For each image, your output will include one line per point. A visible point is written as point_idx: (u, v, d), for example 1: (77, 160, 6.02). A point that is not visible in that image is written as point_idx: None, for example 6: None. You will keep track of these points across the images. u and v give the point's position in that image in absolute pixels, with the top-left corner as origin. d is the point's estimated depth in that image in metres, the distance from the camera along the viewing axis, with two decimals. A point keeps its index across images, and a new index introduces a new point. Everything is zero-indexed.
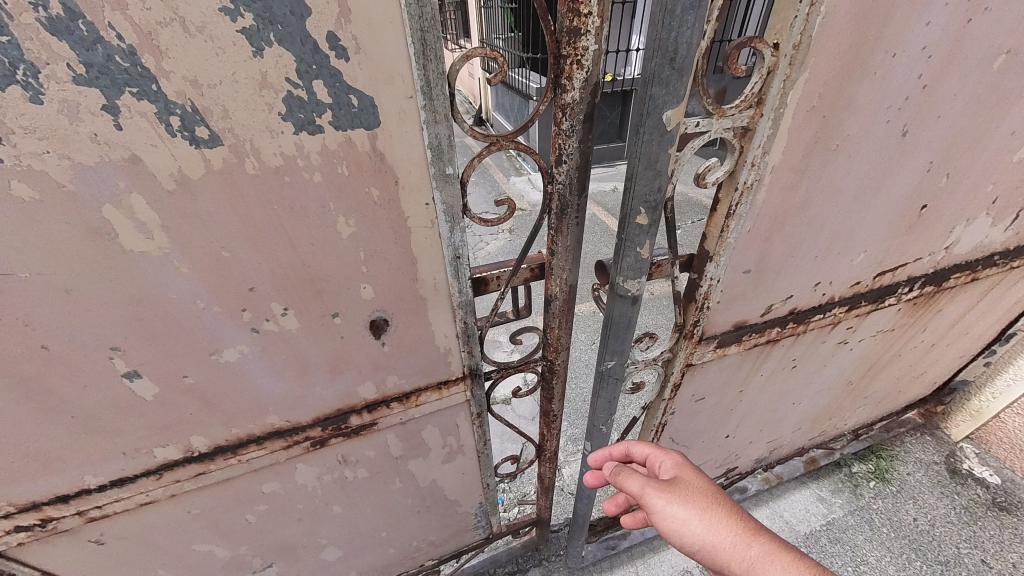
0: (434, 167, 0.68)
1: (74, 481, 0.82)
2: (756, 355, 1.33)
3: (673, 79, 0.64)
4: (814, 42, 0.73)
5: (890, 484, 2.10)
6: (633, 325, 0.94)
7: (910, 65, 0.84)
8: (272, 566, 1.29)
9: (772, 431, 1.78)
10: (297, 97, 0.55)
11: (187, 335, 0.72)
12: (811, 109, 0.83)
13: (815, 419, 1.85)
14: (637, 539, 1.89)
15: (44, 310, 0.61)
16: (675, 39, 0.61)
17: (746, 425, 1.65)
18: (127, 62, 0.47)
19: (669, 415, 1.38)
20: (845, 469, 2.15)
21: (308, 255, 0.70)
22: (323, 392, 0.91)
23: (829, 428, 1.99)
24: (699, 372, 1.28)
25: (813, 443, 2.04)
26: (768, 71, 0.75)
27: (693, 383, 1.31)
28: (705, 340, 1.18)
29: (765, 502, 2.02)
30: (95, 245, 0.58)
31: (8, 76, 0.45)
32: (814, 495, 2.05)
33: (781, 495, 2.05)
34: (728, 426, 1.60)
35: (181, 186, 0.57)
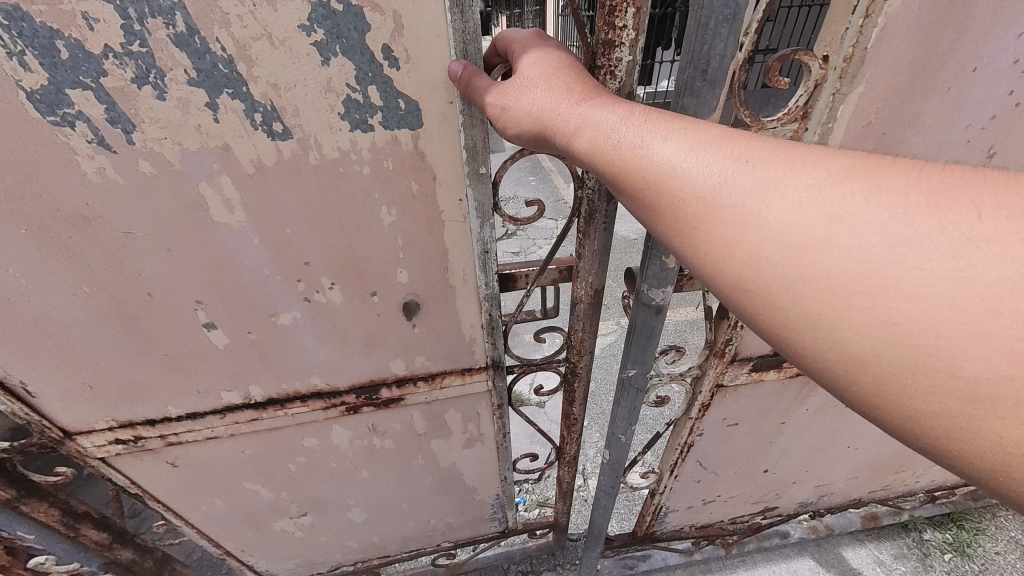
0: (468, 166, 0.74)
1: (160, 409, 0.99)
2: (799, 385, 1.23)
3: (704, 92, 0.61)
4: (870, 55, 0.68)
5: (971, 560, 1.81)
6: (655, 334, 0.91)
7: (993, 82, 0.74)
8: (306, 515, 1.44)
9: (821, 475, 1.61)
10: (354, 100, 0.64)
11: (253, 298, 0.85)
12: (867, 126, 0.77)
13: (877, 470, 1.64)
14: (658, 565, 1.80)
15: (151, 264, 0.76)
16: (708, 52, 0.57)
17: (788, 463, 1.52)
18: (227, 69, 0.59)
19: (696, 436, 1.32)
20: (914, 533, 1.88)
21: (355, 239, 0.79)
22: (358, 363, 1.01)
23: (895, 484, 1.75)
24: (730, 396, 1.22)
25: (873, 498, 1.81)
26: (814, 84, 0.72)
27: (723, 406, 1.25)
28: (738, 360, 1.12)
29: (810, 553, 1.84)
30: (192, 216, 0.72)
31: (144, 79, 0.57)
32: (870, 557, 1.83)
33: (830, 550, 1.85)
34: (767, 460, 1.49)
35: (258, 171, 0.68)
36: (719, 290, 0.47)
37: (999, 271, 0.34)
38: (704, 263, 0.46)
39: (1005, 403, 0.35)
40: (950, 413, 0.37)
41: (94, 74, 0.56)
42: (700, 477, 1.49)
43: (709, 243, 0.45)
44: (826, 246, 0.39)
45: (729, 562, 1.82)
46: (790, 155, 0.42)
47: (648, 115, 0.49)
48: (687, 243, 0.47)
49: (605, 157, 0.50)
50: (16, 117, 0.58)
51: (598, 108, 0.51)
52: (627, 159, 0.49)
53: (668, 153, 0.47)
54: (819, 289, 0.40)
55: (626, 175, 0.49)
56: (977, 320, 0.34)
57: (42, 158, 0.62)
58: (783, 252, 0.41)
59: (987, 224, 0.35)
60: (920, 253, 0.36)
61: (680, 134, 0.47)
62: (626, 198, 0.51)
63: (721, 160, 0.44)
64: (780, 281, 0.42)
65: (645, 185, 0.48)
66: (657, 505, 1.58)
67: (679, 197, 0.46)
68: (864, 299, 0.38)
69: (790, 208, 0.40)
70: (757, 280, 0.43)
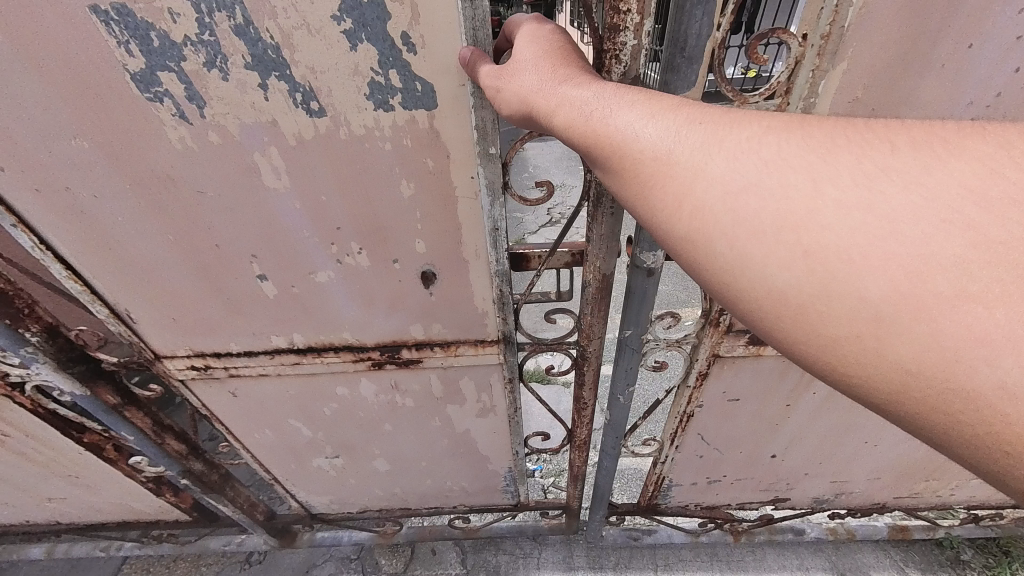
0: (479, 146, 0.79)
1: (224, 343, 1.19)
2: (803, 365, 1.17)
3: (684, 67, 0.66)
4: (849, 32, 0.69)
5: None
6: (650, 298, 0.93)
7: (996, 63, 0.72)
8: (338, 458, 1.63)
9: (840, 473, 1.54)
10: (378, 82, 0.72)
11: (296, 255, 0.98)
12: (854, 102, 0.78)
13: (903, 476, 1.54)
14: (662, 540, 1.94)
15: (218, 219, 0.92)
16: (685, 31, 0.63)
17: (800, 451, 1.46)
18: (274, 55, 0.69)
19: (695, 407, 1.29)
20: (949, 551, 1.93)
21: (379, 208, 0.89)
22: (382, 323, 1.12)
23: (924, 493, 1.64)
24: (728, 368, 1.18)
25: (899, 504, 1.71)
26: (795, 61, 0.73)
27: (722, 379, 1.21)
28: (734, 331, 1.08)
29: (829, 555, 1.92)
30: (248, 181, 0.85)
31: (212, 63, 0.70)
32: (896, 567, 1.90)
33: (852, 554, 1.93)
34: (774, 446, 1.44)
35: (299, 144, 0.80)
36: (672, 245, 0.52)
37: (899, 198, 0.40)
38: (659, 219, 0.52)
39: (902, 320, 0.41)
40: (857, 335, 0.43)
41: (177, 59, 0.70)
42: (703, 452, 1.47)
43: (662, 199, 0.50)
44: (757, 189, 0.45)
45: (739, 550, 1.95)
46: (731, 117, 0.48)
47: (619, 89, 0.55)
48: (645, 201, 0.52)
49: (579, 130, 0.56)
50: (125, 94, 0.74)
51: (575, 87, 0.56)
52: (597, 129, 0.54)
53: (630, 120, 0.52)
54: (751, 228, 0.45)
55: (597, 144, 0.54)
56: (879, 244, 0.40)
57: (141, 126, 0.78)
58: (723, 198, 0.47)
59: (892, 157, 0.42)
60: (834, 187, 0.42)
61: (642, 103, 0.53)
62: (597, 165, 0.56)
63: (674, 123, 0.50)
64: (720, 228, 0.47)
65: (610, 151, 0.53)
66: (658, 476, 1.57)
67: (638, 159, 0.51)
68: (787, 233, 0.44)
69: (730, 159, 0.46)
70: (701, 228, 0.48)
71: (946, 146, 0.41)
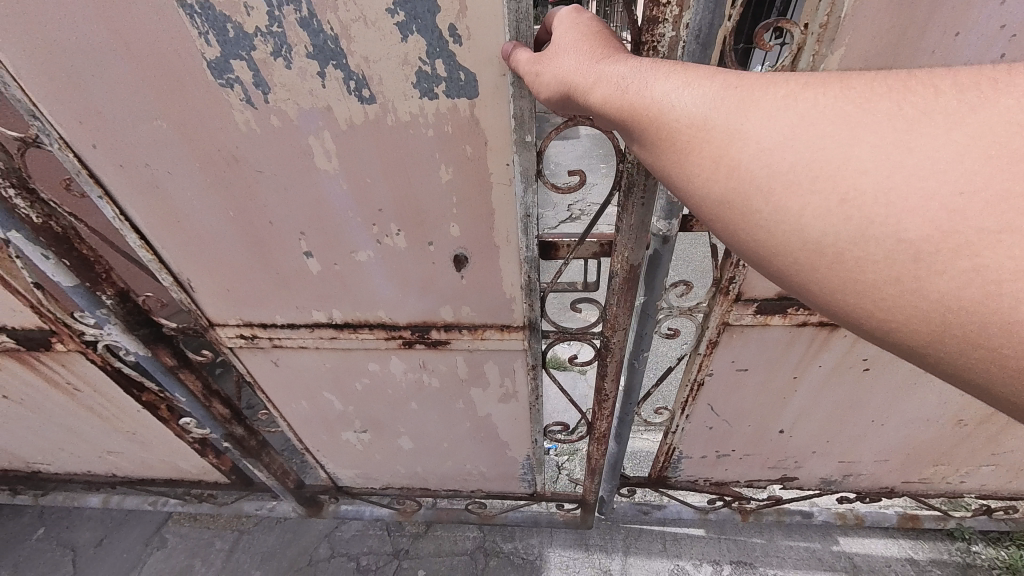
0: (516, 134, 0.82)
1: (270, 315, 1.29)
2: (810, 337, 1.21)
3: (696, 53, 0.70)
4: (846, 23, 0.72)
5: None
6: (665, 264, 1.02)
7: (982, 47, 0.73)
8: (366, 432, 1.72)
9: (848, 452, 1.59)
10: (425, 71, 0.77)
11: (340, 234, 1.05)
12: None
13: (910, 460, 1.58)
14: (671, 514, 2.03)
15: (273, 197, 1.00)
16: (699, 23, 0.67)
17: (807, 427, 1.50)
18: (333, 44, 0.75)
19: (706, 375, 1.34)
20: (960, 542, 2.03)
21: (419, 192, 0.94)
22: (414, 303, 1.18)
23: (935, 480, 1.67)
24: (738, 338, 1.23)
25: (908, 490, 1.73)
26: (796, 49, 0.76)
27: (731, 348, 1.26)
28: (743, 300, 1.13)
29: (835, 538, 2.08)
30: (302, 162, 0.92)
31: (278, 52, 0.77)
32: (903, 554, 2.02)
33: (859, 538, 2.08)
34: (782, 420, 1.49)
35: (350, 128, 0.86)
36: (709, 207, 0.55)
37: (939, 139, 0.42)
38: (697, 184, 0.54)
39: (941, 256, 0.42)
40: (896, 277, 0.44)
41: (248, 48, 0.77)
42: (713, 423, 1.52)
43: (699, 163, 0.53)
44: (793, 143, 0.47)
45: (748, 532, 2.13)
46: (763, 80, 0.50)
47: (653, 64, 0.58)
48: (682, 168, 0.55)
49: (614, 103, 0.58)
50: (202, 80, 0.82)
51: (612, 64, 0.59)
52: (633, 100, 0.56)
53: (667, 90, 0.55)
54: (788, 181, 0.48)
55: (633, 116, 0.57)
56: (920, 184, 0.42)
57: (213, 109, 0.86)
58: (759, 156, 0.49)
59: (932, 99, 0.43)
60: (873, 133, 0.44)
61: (677, 74, 0.56)
62: (634, 138, 0.59)
63: (706, 91, 0.53)
64: (755, 188, 0.50)
65: (647, 122, 0.56)
66: (669, 447, 1.63)
67: (674, 128, 0.54)
68: (825, 182, 0.46)
69: (766, 118, 0.49)
70: (739, 186, 0.51)
71: (979, 107, 0.41)
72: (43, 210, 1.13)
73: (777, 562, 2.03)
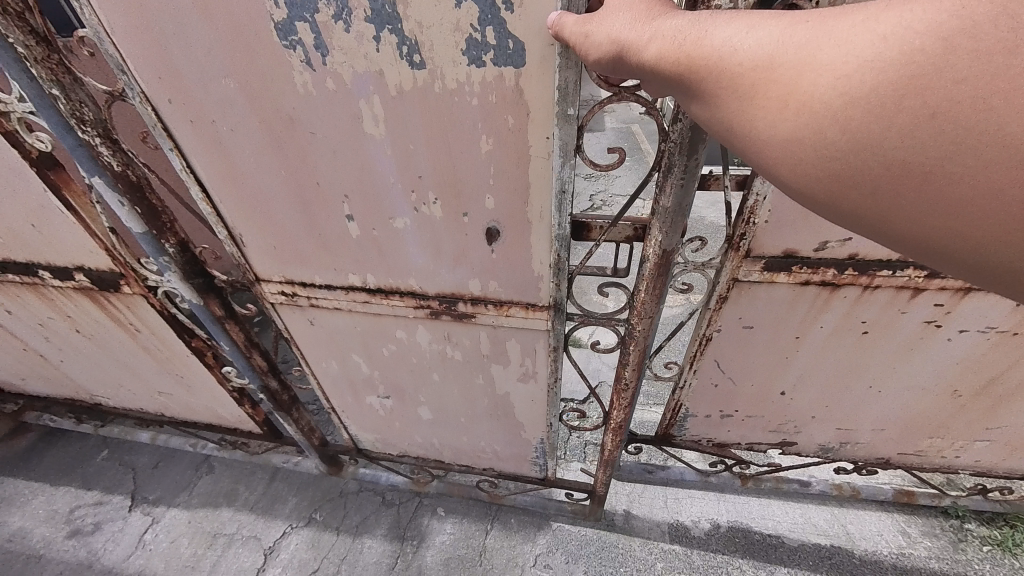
0: (558, 106, 0.83)
1: (310, 275, 1.37)
2: (815, 297, 1.20)
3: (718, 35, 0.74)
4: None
5: (1014, 558, 1.98)
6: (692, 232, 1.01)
7: None
8: (389, 399, 1.80)
9: (849, 420, 1.58)
10: (475, 38, 0.79)
11: (381, 199, 1.10)
12: None
13: (908, 430, 1.57)
14: (674, 476, 2.08)
15: (324, 158, 1.05)
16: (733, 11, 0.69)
17: (809, 389, 1.49)
18: (390, 10, 0.78)
19: (714, 331, 1.35)
20: (954, 520, 2.09)
21: (458, 162, 0.97)
22: (445, 273, 1.22)
23: (930, 452, 1.64)
24: (745, 295, 1.23)
25: (903, 463, 1.71)
26: None
27: (739, 306, 1.26)
28: (752, 257, 1.13)
29: (829, 506, 2.17)
30: (351, 126, 0.97)
31: (338, 16, 0.81)
32: (895, 525, 2.10)
33: (853, 510, 2.15)
34: (785, 383, 1.48)
35: (399, 94, 0.89)
36: (780, 148, 0.55)
37: None
38: (763, 127, 0.55)
39: None
40: (998, 184, 0.45)
41: (312, 11, 0.82)
42: (719, 382, 1.52)
43: (766, 102, 0.54)
44: (872, 64, 0.46)
45: (745, 495, 2.23)
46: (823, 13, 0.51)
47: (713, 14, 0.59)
48: (748, 112, 0.56)
49: (671, 58, 0.60)
50: (269, 41, 0.88)
51: (669, 20, 0.61)
52: (691, 52, 0.58)
53: (729, 35, 0.56)
54: (867, 103, 0.47)
55: (690, 68, 0.59)
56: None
57: (277, 69, 0.92)
58: (835, 85, 0.48)
59: None
60: (969, 37, 0.42)
61: (738, 19, 0.56)
62: (694, 91, 0.60)
63: (767, 30, 0.53)
64: (825, 118, 0.50)
65: (706, 74, 0.58)
66: (676, 405, 1.64)
67: (737, 72, 0.55)
68: (911, 97, 0.45)
69: (839, 44, 0.48)
70: (812, 118, 0.51)
71: None
72: (123, 159, 1.24)
73: (772, 525, 2.14)
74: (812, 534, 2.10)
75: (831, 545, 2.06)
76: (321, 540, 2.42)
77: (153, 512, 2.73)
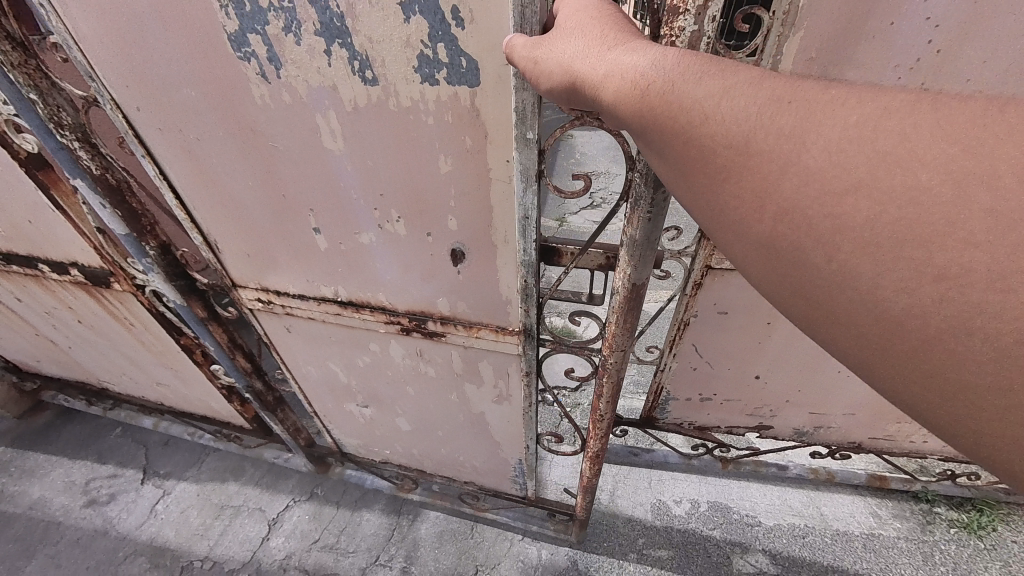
0: (516, 130, 0.77)
1: (284, 284, 1.35)
2: None
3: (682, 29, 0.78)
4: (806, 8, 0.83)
5: (980, 539, 2.02)
6: None
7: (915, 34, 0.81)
8: (368, 407, 1.78)
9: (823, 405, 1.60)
10: (426, 55, 0.73)
11: (347, 214, 1.06)
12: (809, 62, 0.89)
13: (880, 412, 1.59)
14: (658, 458, 2.15)
15: (288, 171, 1.02)
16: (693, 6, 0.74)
17: (783, 373, 1.51)
18: (339, 23, 0.74)
19: (691, 316, 1.37)
20: (923, 504, 2.13)
21: (419, 181, 0.92)
22: (414, 291, 1.17)
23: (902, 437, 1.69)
24: (720, 280, 1.26)
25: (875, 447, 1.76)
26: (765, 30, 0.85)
27: (714, 290, 1.29)
28: None
29: (805, 490, 2.21)
30: (311, 140, 0.93)
31: (288, 28, 0.77)
32: (866, 508, 2.14)
33: (827, 492, 2.19)
34: (761, 367, 1.50)
35: (354, 109, 0.85)
36: (749, 246, 0.50)
37: None
38: (733, 218, 0.50)
39: None
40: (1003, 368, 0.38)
41: (263, 23, 0.78)
42: (697, 364, 1.54)
43: (741, 193, 0.49)
44: (867, 192, 0.41)
45: (726, 478, 2.29)
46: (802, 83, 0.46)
47: (689, 62, 0.51)
48: (719, 197, 0.50)
49: (637, 109, 0.53)
50: (224, 53, 0.85)
51: (629, 54, 0.54)
52: (661, 111, 0.51)
53: (709, 102, 0.49)
54: (860, 238, 0.42)
55: (659, 128, 0.52)
56: None
57: (234, 80, 0.89)
58: (822, 199, 0.43)
59: None
60: (987, 192, 0.37)
61: (716, 79, 0.49)
62: (660, 152, 0.54)
63: (747, 95, 0.47)
64: (795, 200, 0.45)
65: (678, 143, 0.51)
66: (658, 387, 1.65)
67: (712, 151, 0.49)
68: (913, 247, 0.40)
69: (830, 152, 0.43)
70: (788, 232, 0.46)
71: None
72: (102, 163, 1.25)
73: (750, 505, 2.20)
74: (788, 516, 2.15)
75: (804, 526, 2.11)
76: (322, 514, 2.57)
77: (164, 485, 2.87)
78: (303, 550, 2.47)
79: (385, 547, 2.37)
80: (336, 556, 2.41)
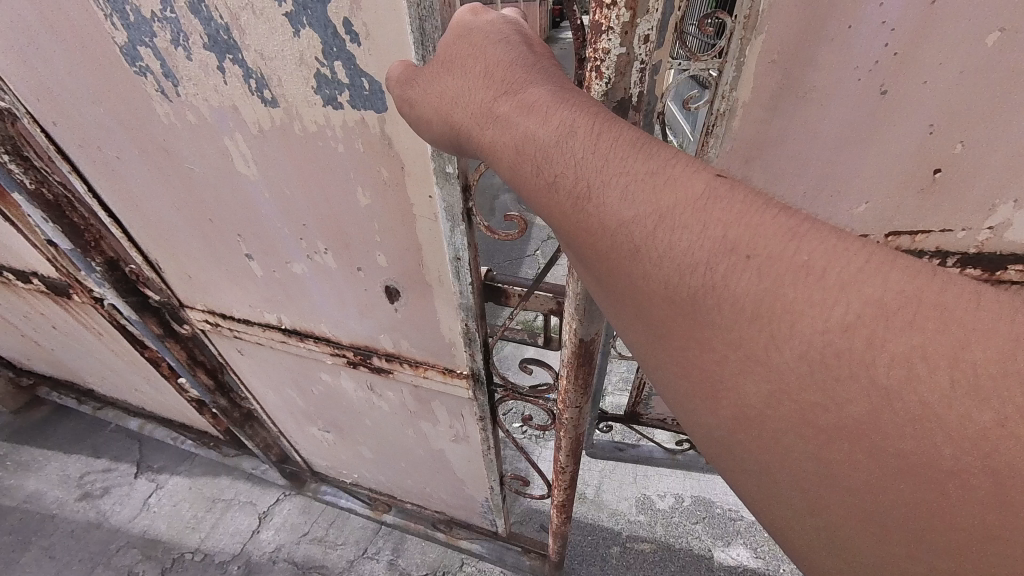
0: (435, 162, 0.66)
1: (227, 307, 1.26)
2: None
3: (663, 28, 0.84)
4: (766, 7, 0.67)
5: None
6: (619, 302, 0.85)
7: (870, 37, 0.66)
8: (330, 432, 1.68)
9: None
10: (324, 74, 0.62)
11: (276, 243, 0.96)
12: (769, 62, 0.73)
13: None
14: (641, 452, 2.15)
15: (211, 195, 0.93)
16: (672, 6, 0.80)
17: None
18: (227, 36, 0.63)
19: None
20: None
21: (340, 212, 0.81)
22: (355, 325, 1.07)
23: None
24: None
25: None
26: None
27: None
28: None
29: None
30: (224, 163, 0.83)
31: (177, 41, 0.67)
32: None
33: None
34: None
35: (261, 133, 0.74)
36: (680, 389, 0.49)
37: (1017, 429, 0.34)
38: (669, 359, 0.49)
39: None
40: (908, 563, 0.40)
41: (151, 35, 0.68)
42: None
43: (684, 346, 0.46)
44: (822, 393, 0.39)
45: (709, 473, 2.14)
46: (728, 205, 0.42)
47: (635, 181, 0.45)
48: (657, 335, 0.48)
49: (578, 227, 0.49)
50: (120, 67, 0.75)
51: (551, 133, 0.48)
52: (605, 243, 0.47)
53: (662, 251, 0.44)
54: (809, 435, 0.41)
55: (602, 255, 0.48)
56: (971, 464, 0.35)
57: (136, 95, 0.79)
58: (769, 387, 0.42)
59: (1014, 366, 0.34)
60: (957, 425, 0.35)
61: (665, 213, 0.44)
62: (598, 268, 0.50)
63: (676, 220, 0.43)
64: (744, 379, 0.43)
65: (622, 279, 0.48)
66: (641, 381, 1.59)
67: (657, 298, 0.46)
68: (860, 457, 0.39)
69: (791, 349, 0.40)
70: (727, 398, 0.45)
71: None
72: (36, 176, 1.17)
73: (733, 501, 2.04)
74: None
75: None
76: (311, 506, 2.47)
77: (157, 479, 2.77)
78: (292, 542, 2.36)
79: (373, 539, 2.27)
80: (325, 548, 2.30)
